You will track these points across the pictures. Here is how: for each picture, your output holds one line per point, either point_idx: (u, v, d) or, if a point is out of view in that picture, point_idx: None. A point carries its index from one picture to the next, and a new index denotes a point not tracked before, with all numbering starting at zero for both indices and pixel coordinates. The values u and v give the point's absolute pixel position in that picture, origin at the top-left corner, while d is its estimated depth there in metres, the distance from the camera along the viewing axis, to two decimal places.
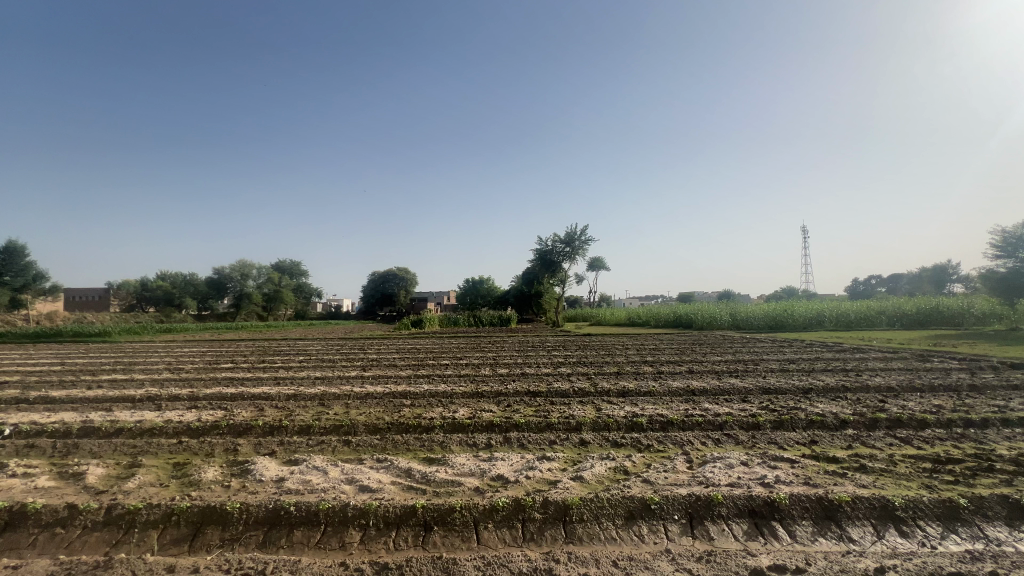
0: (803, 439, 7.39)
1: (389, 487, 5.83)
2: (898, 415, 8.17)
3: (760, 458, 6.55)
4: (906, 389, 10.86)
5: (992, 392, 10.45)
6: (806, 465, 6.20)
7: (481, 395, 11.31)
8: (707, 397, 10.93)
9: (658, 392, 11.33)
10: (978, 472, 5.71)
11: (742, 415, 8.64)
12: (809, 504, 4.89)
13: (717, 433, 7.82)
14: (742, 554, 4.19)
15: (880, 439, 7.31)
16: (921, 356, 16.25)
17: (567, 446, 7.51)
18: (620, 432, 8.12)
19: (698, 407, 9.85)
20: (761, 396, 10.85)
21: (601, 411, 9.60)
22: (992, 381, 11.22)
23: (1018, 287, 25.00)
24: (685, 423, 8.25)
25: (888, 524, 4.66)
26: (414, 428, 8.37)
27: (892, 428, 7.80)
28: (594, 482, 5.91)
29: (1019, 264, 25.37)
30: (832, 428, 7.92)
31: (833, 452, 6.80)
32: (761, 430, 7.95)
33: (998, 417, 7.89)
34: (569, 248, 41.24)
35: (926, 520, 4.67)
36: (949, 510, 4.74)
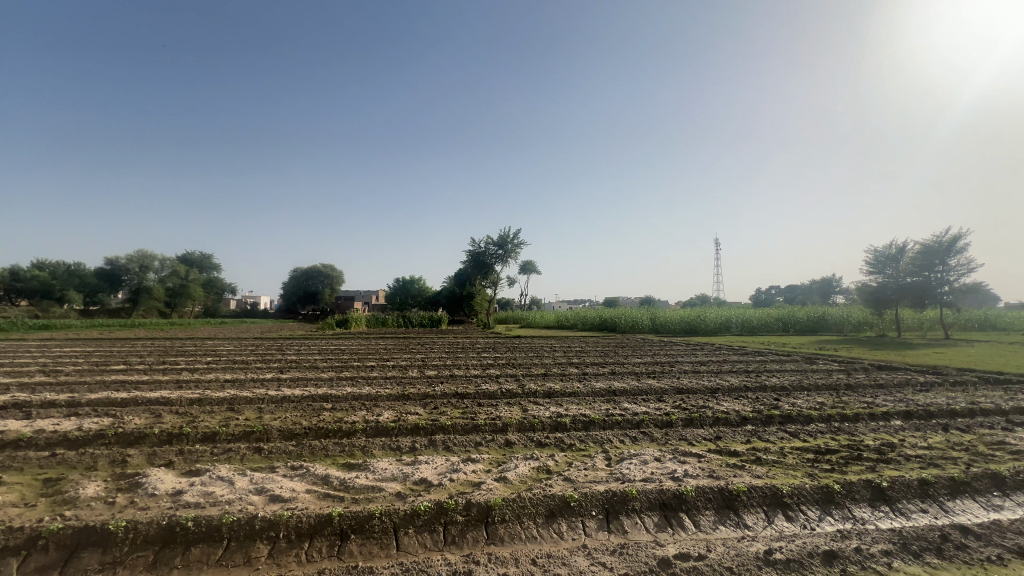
0: (709, 435, 8.02)
1: (303, 496, 5.50)
2: (789, 412, 9.13)
3: (671, 454, 7.00)
4: (796, 388, 12.19)
5: (862, 390, 12.04)
6: (711, 459, 6.72)
7: (407, 397, 11.05)
8: (626, 397, 11.53)
9: (582, 392, 11.75)
10: (849, 460, 6.54)
11: (657, 414, 9.19)
12: (712, 495, 5.30)
13: (634, 431, 8.26)
14: (651, 545, 4.42)
15: (773, 433, 8.11)
16: (810, 358, 18.29)
17: (493, 447, 7.56)
18: (544, 432, 8.31)
19: (619, 407, 10.32)
20: (675, 396, 11.60)
21: (528, 412, 9.79)
22: (863, 380, 12.90)
23: (883, 300, 28.98)
24: (606, 422, 8.64)
25: (777, 510, 5.17)
26: (334, 433, 7.99)
27: (783, 423, 8.70)
28: (517, 482, 5.99)
29: (885, 279, 29.25)
30: (735, 425, 8.67)
31: (734, 446, 7.44)
32: (673, 427, 8.52)
33: (867, 412, 9.08)
34: (501, 250, 41.54)
35: (807, 505, 5.25)
36: (826, 495, 5.36)
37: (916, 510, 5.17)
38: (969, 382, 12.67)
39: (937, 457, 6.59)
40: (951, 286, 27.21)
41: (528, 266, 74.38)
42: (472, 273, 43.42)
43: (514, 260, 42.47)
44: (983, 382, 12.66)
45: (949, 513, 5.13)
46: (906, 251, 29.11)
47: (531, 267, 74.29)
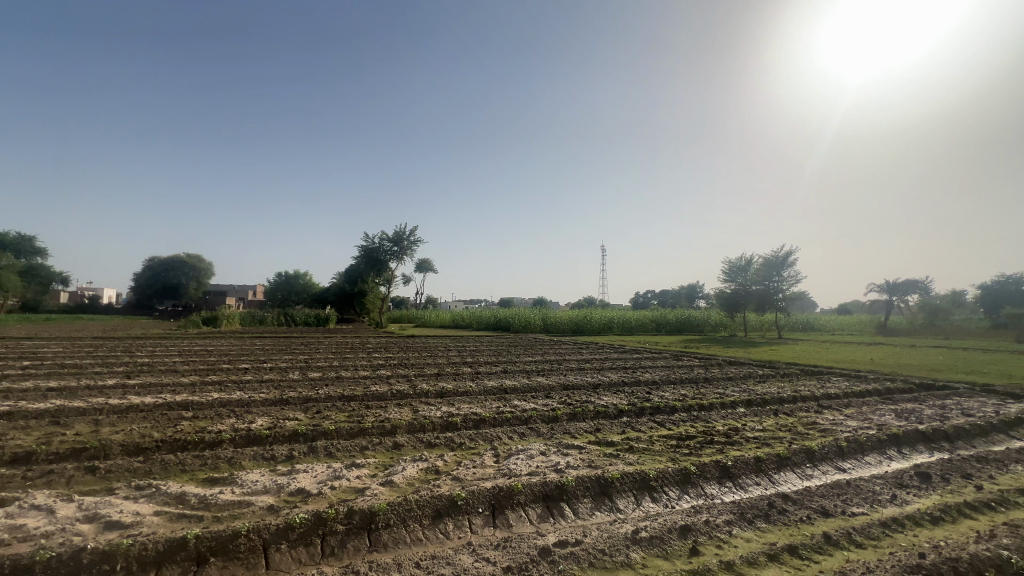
0: (590, 428, 8.60)
1: (151, 519, 4.77)
2: (658, 404, 10.15)
3: (555, 447, 7.37)
4: (664, 382, 13.65)
5: (716, 382, 13.86)
6: (590, 450, 7.22)
7: (286, 401, 10.17)
8: (517, 394, 11.90)
9: (474, 391, 11.86)
10: (703, 444, 7.46)
11: (544, 409, 9.62)
12: (590, 483, 5.69)
13: (522, 427, 8.54)
14: (533, 536, 4.61)
15: (644, 424, 8.96)
16: (676, 355, 20.59)
17: (380, 451, 7.28)
18: (435, 432, 8.23)
19: (509, 404, 10.61)
20: (561, 392, 12.26)
21: (419, 412, 9.59)
22: (717, 374, 14.88)
23: (735, 304, 33.64)
24: (496, 419, 8.83)
25: (644, 493, 5.72)
26: (194, 444, 7.06)
27: (653, 414, 9.66)
28: (404, 485, 5.84)
29: (737, 287, 33.96)
30: (612, 417, 9.42)
31: (612, 437, 8.08)
32: (558, 422, 8.99)
33: (719, 401, 10.47)
34: (396, 247, 40.22)
35: (669, 486, 5.88)
36: (684, 476, 6.05)
37: (752, 483, 6.09)
38: (793, 374, 15.26)
39: (769, 438, 7.83)
40: (784, 293, 32.46)
41: (424, 264, 73.00)
42: (364, 270, 41.41)
43: (409, 257, 41.37)
44: (803, 373, 15.35)
45: (775, 484, 6.11)
46: (753, 263, 34.09)
47: (427, 266, 73.06)
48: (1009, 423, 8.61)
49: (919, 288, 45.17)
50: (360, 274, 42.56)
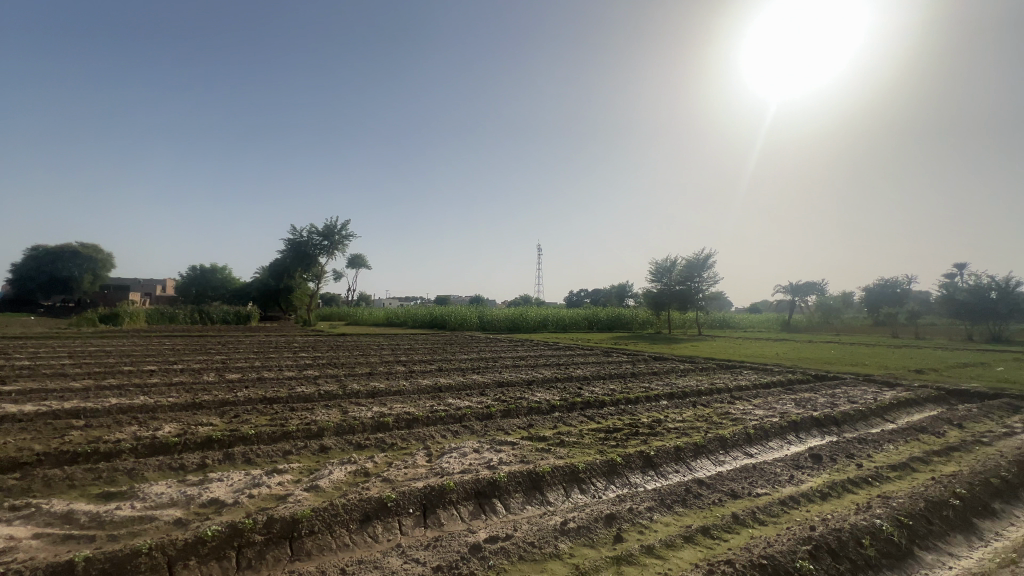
0: (523, 424, 8.74)
1: (30, 543, 4.21)
2: (589, 398, 10.53)
3: (489, 444, 7.42)
4: (595, 377, 14.17)
5: (642, 377, 14.61)
6: (523, 446, 7.35)
7: (198, 406, 9.36)
8: (451, 392, 11.82)
9: (407, 390, 11.63)
10: (629, 436, 7.85)
11: (478, 407, 9.63)
12: (522, 478, 5.79)
13: (456, 425, 8.50)
14: (465, 533, 4.61)
15: (575, 418, 9.26)
16: (607, 352, 21.45)
17: (305, 455, 6.92)
18: (365, 433, 7.97)
19: (443, 402, 10.52)
20: (495, 389, 12.34)
21: (348, 413, 9.24)
22: (643, 369, 15.70)
23: (660, 303, 35.61)
24: (429, 418, 8.72)
25: (573, 484, 5.91)
26: (86, 457, 6.31)
27: (583, 409, 10.01)
28: (330, 489, 5.61)
29: (662, 286, 35.96)
30: (545, 413, 9.63)
31: (544, 432, 8.26)
32: (492, 419, 9.05)
33: (645, 395, 11.06)
34: (326, 241, 38.34)
35: (596, 477, 6.12)
36: (611, 467, 6.33)
37: (672, 471, 6.50)
38: (710, 368, 16.45)
39: (687, 428, 8.39)
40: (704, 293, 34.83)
41: (357, 260, 70.21)
42: (290, 265, 39.06)
43: (341, 252, 39.59)
44: (718, 367, 16.60)
45: (692, 470, 6.57)
46: (677, 264, 36.26)
47: (360, 262, 70.40)
48: (883, 407, 9.87)
49: (817, 288, 50.39)
50: (286, 269, 40.10)
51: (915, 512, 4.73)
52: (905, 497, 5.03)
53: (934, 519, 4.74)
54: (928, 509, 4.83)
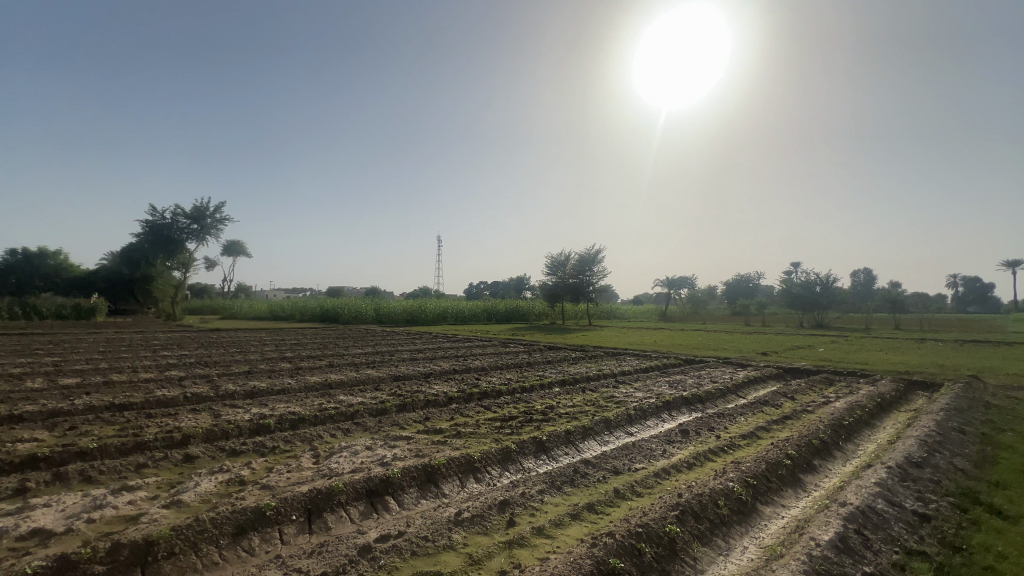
0: (419, 417, 8.59)
1: None
2: (485, 389, 10.68)
3: (382, 440, 7.16)
4: (492, 368, 14.41)
5: (537, 366, 15.19)
6: (418, 440, 7.22)
7: (17, 419, 7.69)
8: (343, 388, 11.19)
9: (292, 388, 10.76)
10: (523, 423, 8.11)
11: (372, 403, 9.25)
12: (416, 473, 5.68)
13: (347, 423, 8.06)
14: (354, 535, 4.41)
15: (472, 409, 9.33)
16: (504, 342, 21.97)
17: (164, 468, 6.06)
18: (241, 438, 7.21)
19: (334, 400, 9.92)
20: (391, 383, 11.95)
21: (221, 417, 8.29)
22: (539, 358, 16.35)
23: (555, 295, 37.34)
24: (317, 417, 8.16)
25: (469, 474, 5.95)
26: None
27: (480, 399, 10.12)
28: (197, 503, 4.98)
29: (557, 279, 37.69)
30: (442, 405, 9.55)
31: (440, 424, 8.20)
32: (386, 414, 8.76)
33: (539, 383, 11.52)
34: (195, 225, 33.84)
35: (491, 465, 6.23)
36: (505, 454, 6.49)
37: (562, 454, 6.85)
38: (598, 355, 17.66)
39: (577, 412, 8.92)
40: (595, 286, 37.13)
41: (233, 246, 62.97)
42: (148, 251, 33.79)
43: (214, 238, 35.21)
44: (605, 355, 17.88)
45: (580, 452, 6.99)
46: (571, 259, 38.25)
47: (238, 248, 63.40)
48: (737, 385, 11.45)
49: (688, 282, 56.67)
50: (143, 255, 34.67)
51: (759, 473, 5.54)
52: (751, 461, 5.87)
53: (772, 477, 5.60)
54: (768, 470, 5.69)
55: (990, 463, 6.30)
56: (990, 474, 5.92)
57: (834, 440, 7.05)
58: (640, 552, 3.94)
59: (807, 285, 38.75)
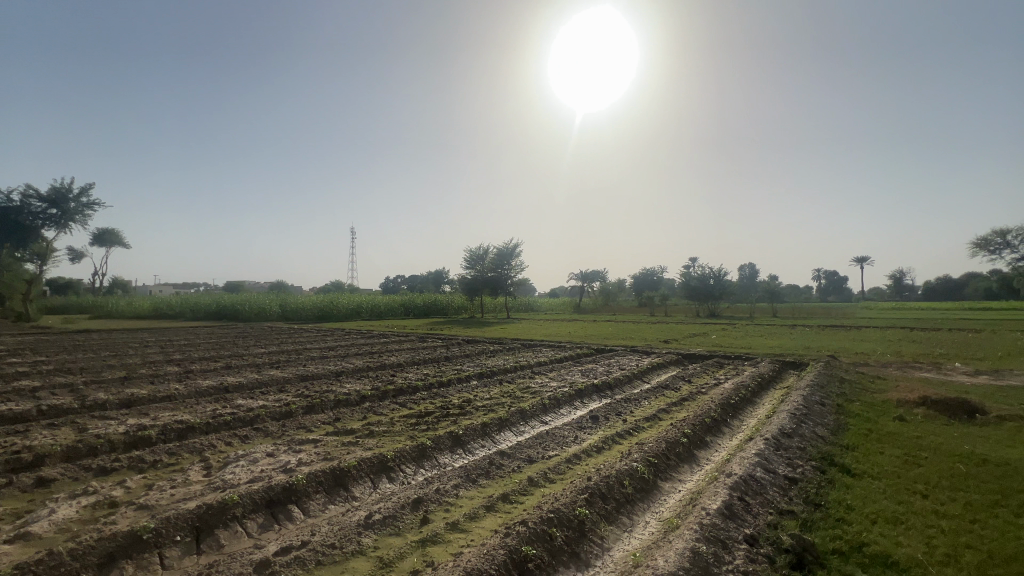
0: (328, 419, 8.12)
1: None
2: (401, 385, 10.38)
3: (286, 446, 6.66)
4: (409, 364, 14.05)
5: (455, 360, 15.08)
6: (327, 442, 6.82)
7: None
8: (241, 392, 10.24)
9: (179, 394, 9.63)
10: (439, 418, 8.00)
11: (275, 406, 8.57)
12: (323, 477, 5.35)
13: (245, 429, 7.39)
14: (251, 551, 4.05)
15: (386, 406, 9.03)
16: (422, 337, 21.54)
17: (9, 496, 5.11)
18: (114, 454, 6.30)
19: (231, 404, 9.04)
20: (297, 384, 11.18)
21: (89, 431, 7.18)
22: (457, 352, 16.26)
23: (474, 289, 37.37)
24: (209, 425, 7.37)
25: (381, 474, 5.74)
26: None
27: (395, 396, 9.81)
28: (54, 533, 4.27)
29: (476, 273, 37.71)
30: (354, 404, 9.12)
31: (351, 424, 7.82)
32: (291, 417, 8.16)
33: (457, 377, 11.45)
34: (54, 210, 28.96)
35: (405, 463, 6.06)
36: (420, 451, 6.35)
37: (478, 446, 6.87)
38: (515, 347, 17.98)
39: (493, 404, 9.00)
40: (513, 280, 37.68)
41: (105, 235, 54.84)
42: None
43: (79, 226, 30.36)
44: (522, 347, 18.24)
45: (496, 443, 7.05)
46: (489, 252, 38.45)
47: (111, 237, 55.38)
48: (642, 371, 12.28)
49: (600, 276, 59.68)
50: None
51: (659, 452, 5.98)
52: (653, 442, 6.31)
53: (671, 455, 6.07)
54: (667, 448, 6.16)
55: (842, 429, 7.39)
56: (842, 438, 6.94)
57: (722, 417, 7.83)
58: (552, 537, 4.06)
59: (702, 278, 42.57)
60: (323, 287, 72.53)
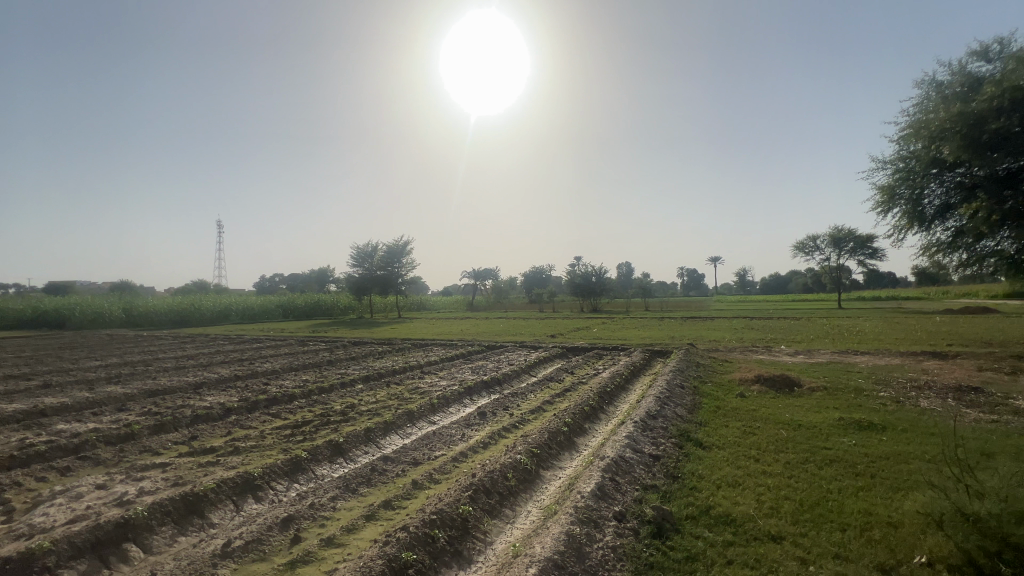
0: (182, 438, 7.08)
1: None
2: (275, 394, 9.47)
3: (125, 474, 5.67)
4: (286, 370, 12.87)
5: (339, 363, 14.18)
6: (179, 465, 5.95)
7: None
8: (64, 415, 8.49)
9: None
10: (318, 427, 7.44)
11: (111, 428, 7.25)
12: (171, 507, 4.64)
13: (68, 459, 6.13)
14: None
15: (257, 418, 8.16)
16: (302, 341, 19.91)
17: None
18: None
19: (47, 431, 7.42)
20: (144, 400, 9.60)
21: None
22: (341, 355, 15.30)
23: (362, 288, 35.67)
24: (15, 459, 5.98)
25: (246, 495, 5.15)
26: None
27: (267, 406, 8.90)
28: None
29: (364, 271, 35.98)
30: (216, 419, 8.09)
31: (212, 442, 6.92)
32: (132, 440, 6.97)
33: (340, 382, 10.77)
34: None
35: (276, 480, 5.51)
36: (294, 464, 5.84)
37: (361, 453, 6.52)
38: (405, 348, 17.47)
39: (379, 408, 8.63)
40: (404, 278, 36.56)
41: None
42: None
43: None
44: (412, 346, 17.80)
45: (380, 448, 6.76)
46: (378, 250, 36.92)
47: None
48: (530, 366, 12.72)
49: (492, 274, 60.72)
50: None
51: (542, 442, 6.24)
52: (537, 433, 6.56)
53: (552, 444, 6.37)
54: (550, 438, 6.45)
55: (696, 407, 8.43)
56: (696, 416, 7.90)
57: (599, 405, 8.43)
58: (433, 539, 4.00)
59: (585, 276, 45.48)
60: (182, 287, 63.46)
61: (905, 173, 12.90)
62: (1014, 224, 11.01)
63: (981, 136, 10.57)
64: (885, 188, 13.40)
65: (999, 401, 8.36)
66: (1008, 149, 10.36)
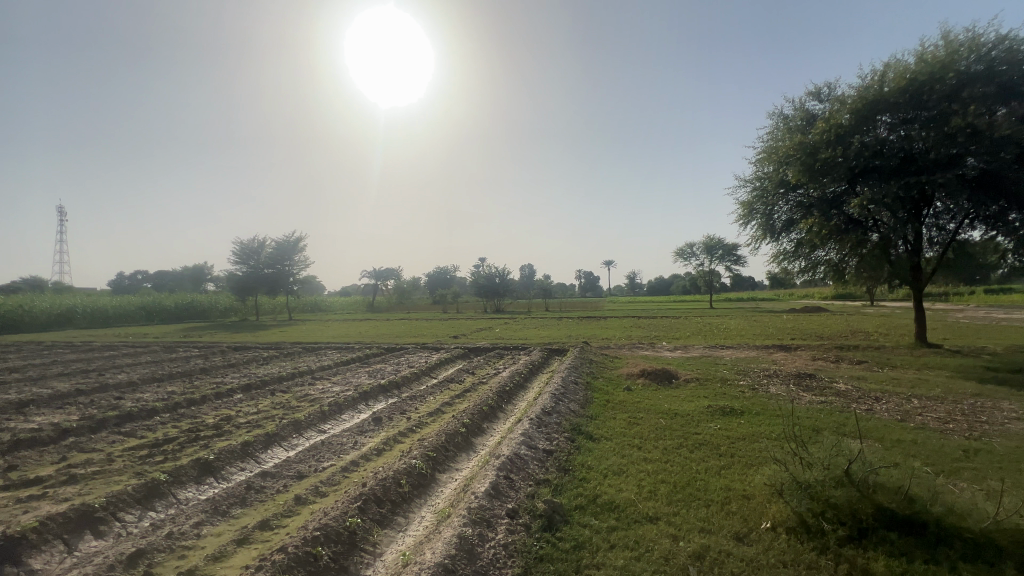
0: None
1: None
2: (130, 409, 8.16)
3: None
4: (145, 381, 11.16)
5: (214, 371, 12.65)
6: None
7: None
8: None
9: None
10: (184, 445, 6.56)
11: None
12: None
13: None
14: None
15: (103, 439, 6.96)
16: (168, 347, 17.42)
17: None
18: None
19: None
20: None
21: None
22: (218, 362, 13.69)
23: (247, 287, 32.39)
24: None
25: (82, 531, 4.36)
26: None
27: (118, 424, 7.63)
28: None
29: (249, 269, 32.68)
30: (46, 443, 6.74)
31: (39, 471, 5.75)
32: None
33: (214, 392, 9.60)
34: None
35: (125, 509, 4.74)
36: (150, 489, 5.07)
37: (236, 470, 5.87)
38: (295, 352, 16.15)
39: (260, 419, 7.86)
40: (296, 277, 33.87)
41: None
42: None
43: None
44: (303, 351, 16.52)
45: (260, 463, 6.14)
46: (267, 246, 33.83)
47: None
48: (430, 368, 12.50)
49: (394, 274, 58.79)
50: None
51: (438, 445, 6.13)
52: (433, 436, 6.43)
53: (449, 446, 6.28)
54: (447, 440, 6.36)
55: (588, 402, 8.91)
56: (588, 410, 8.35)
57: (497, 404, 8.53)
58: (316, 557, 3.72)
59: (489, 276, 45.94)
60: (8, 287, 52.16)
61: (760, 191, 14.93)
62: (838, 236, 13.32)
63: (814, 163, 12.66)
64: (745, 204, 15.38)
65: (826, 385, 10.04)
66: (834, 175, 12.44)
